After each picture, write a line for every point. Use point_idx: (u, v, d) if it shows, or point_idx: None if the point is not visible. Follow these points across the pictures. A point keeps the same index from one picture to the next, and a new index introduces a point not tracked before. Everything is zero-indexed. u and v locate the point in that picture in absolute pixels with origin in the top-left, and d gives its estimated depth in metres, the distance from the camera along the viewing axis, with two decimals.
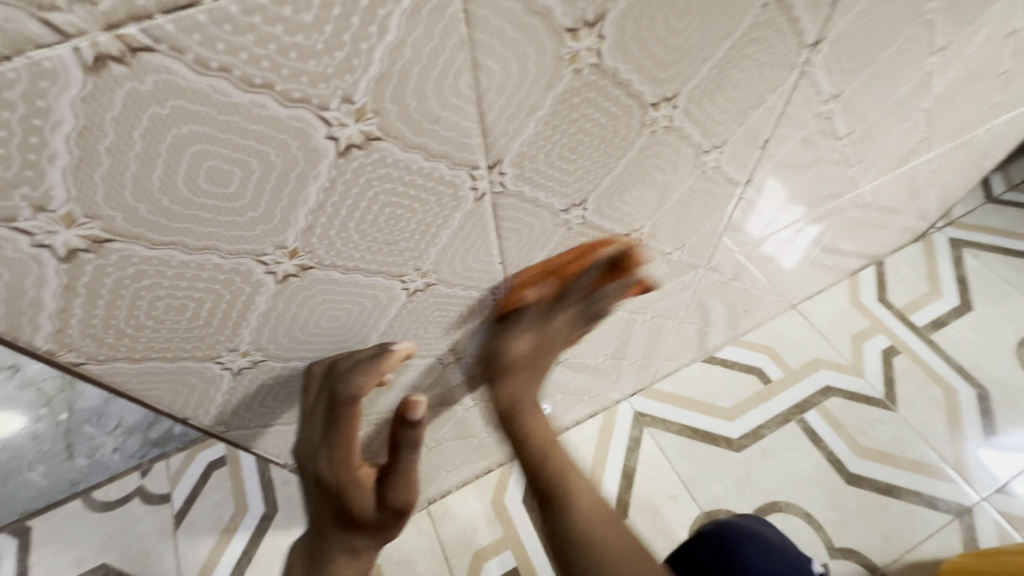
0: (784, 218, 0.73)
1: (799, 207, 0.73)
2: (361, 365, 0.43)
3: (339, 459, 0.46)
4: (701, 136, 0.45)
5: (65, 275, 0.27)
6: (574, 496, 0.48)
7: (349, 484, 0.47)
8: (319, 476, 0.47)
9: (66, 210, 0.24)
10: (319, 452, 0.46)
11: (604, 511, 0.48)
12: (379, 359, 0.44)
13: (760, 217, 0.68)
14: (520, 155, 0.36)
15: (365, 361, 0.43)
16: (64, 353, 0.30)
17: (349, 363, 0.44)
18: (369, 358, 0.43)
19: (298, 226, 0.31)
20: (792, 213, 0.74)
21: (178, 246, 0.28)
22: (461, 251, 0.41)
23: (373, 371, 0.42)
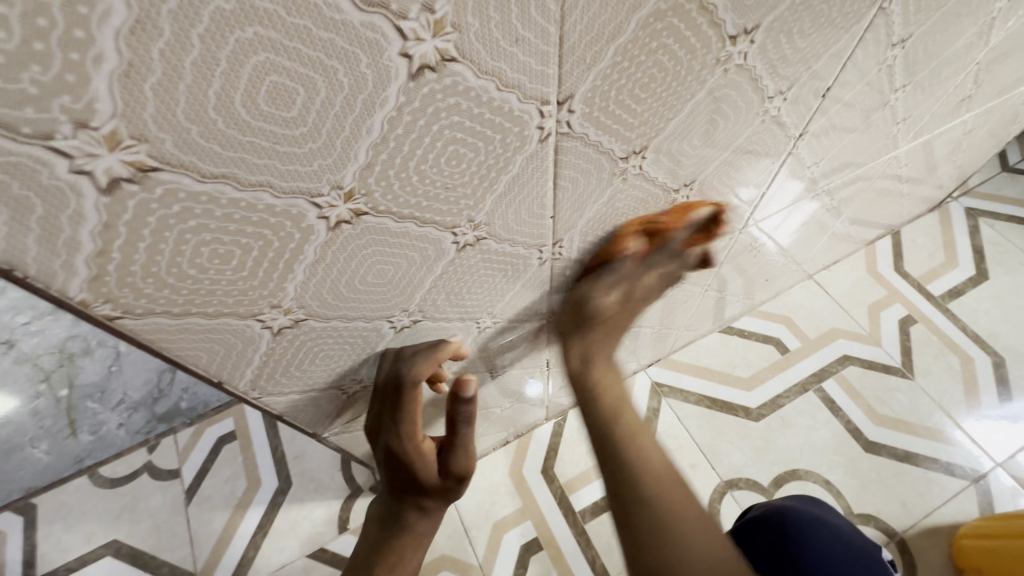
0: (782, 199, 0.70)
1: (800, 185, 0.70)
2: (421, 354, 0.49)
3: (407, 434, 0.57)
4: (769, 78, 0.42)
5: (105, 212, 0.23)
6: (640, 456, 0.49)
7: (413, 457, 0.59)
8: (393, 448, 0.58)
9: (111, 129, 0.20)
10: (390, 432, 0.57)
11: (671, 475, 0.49)
12: (436, 348, 0.50)
13: (762, 199, 0.65)
14: (592, 90, 0.33)
15: (423, 351, 0.49)
16: (100, 305, 0.27)
17: (411, 353, 0.49)
18: (428, 347, 0.49)
19: (357, 162, 0.28)
20: (789, 194, 0.71)
21: (230, 180, 0.25)
22: (515, 201, 0.38)
23: (429, 360, 0.48)
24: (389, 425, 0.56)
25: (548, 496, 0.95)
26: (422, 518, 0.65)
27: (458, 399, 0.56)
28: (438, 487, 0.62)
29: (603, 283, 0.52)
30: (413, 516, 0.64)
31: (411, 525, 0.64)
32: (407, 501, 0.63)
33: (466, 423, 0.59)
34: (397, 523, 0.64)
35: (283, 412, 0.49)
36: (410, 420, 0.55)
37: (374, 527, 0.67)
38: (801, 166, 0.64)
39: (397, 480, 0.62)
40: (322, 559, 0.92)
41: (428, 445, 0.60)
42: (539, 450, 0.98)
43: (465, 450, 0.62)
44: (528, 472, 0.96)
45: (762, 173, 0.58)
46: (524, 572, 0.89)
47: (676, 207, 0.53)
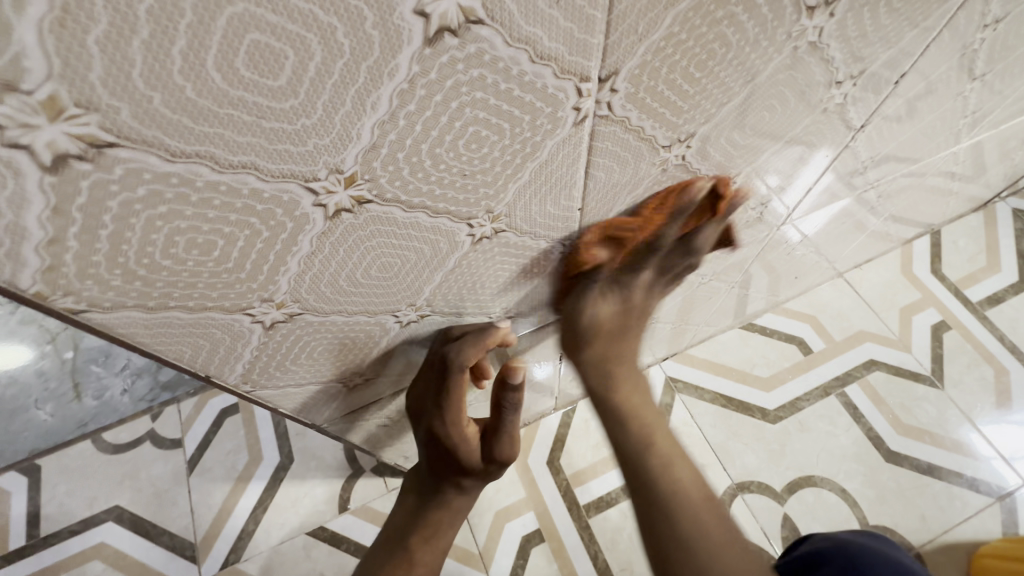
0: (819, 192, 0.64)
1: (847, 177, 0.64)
2: (469, 340, 0.47)
3: (451, 420, 0.54)
4: (841, 59, 0.37)
5: (53, 194, 0.19)
6: (669, 472, 0.46)
7: (457, 444, 0.56)
8: (434, 432, 0.55)
9: (48, 94, 0.16)
10: (433, 417, 0.55)
11: (690, 485, 0.46)
12: (485, 333, 0.48)
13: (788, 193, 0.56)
14: (639, 67, 0.28)
15: (471, 335, 0.48)
16: (59, 299, 0.23)
17: (459, 333, 0.48)
18: (477, 332, 0.48)
19: (360, 143, 0.24)
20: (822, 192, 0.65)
21: (206, 160, 0.21)
22: (541, 191, 0.34)
23: (477, 346, 0.47)
24: (433, 408, 0.54)
25: (552, 489, 0.92)
26: (459, 499, 0.62)
27: (506, 386, 0.54)
28: (478, 472, 0.60)
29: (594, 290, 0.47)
30: (450, 497, 0.62)
31: (448, 505, 0.62)
32: (445, 483, 0.61)
33: (512, 411, 0.57)
34: (433, 502, 0.62)
35: (281, 404, 0.46)
36: (454, 406, 0.53)
37: (407, 504, 0.64)
38: (849, 158, 0.58)
39: (435, 464, 0.59)
40: (322, 537, 0.91)
41: (472, 432, 0.58)
42: (546, 440, 0.96)
43: (510, 440, 0.59)
44: (533, 463, 0.94)
45: (811, 165, 0.52)
46: (524, 563, 0.87)
47: (652, 202, 0.41)
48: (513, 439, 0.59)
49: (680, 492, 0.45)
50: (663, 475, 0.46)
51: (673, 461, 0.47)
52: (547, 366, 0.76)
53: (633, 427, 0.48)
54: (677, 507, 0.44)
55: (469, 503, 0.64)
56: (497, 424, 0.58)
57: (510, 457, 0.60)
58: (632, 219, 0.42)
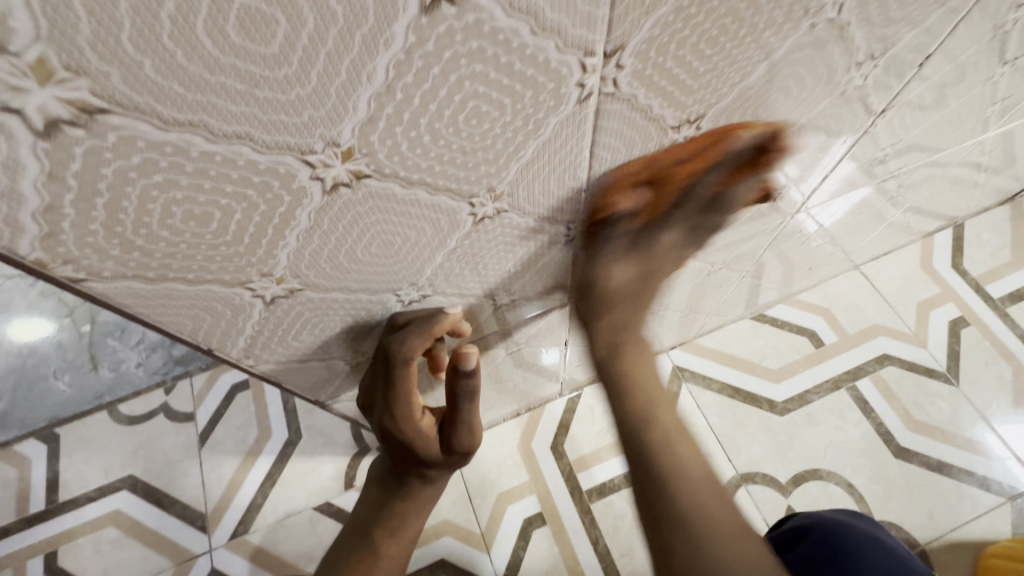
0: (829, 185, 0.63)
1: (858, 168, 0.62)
2: (413, 328, 0.42)
3: (401, 415, 0.53)
4: (863, 38, 0.35)
5: (47, 161, 0.19)
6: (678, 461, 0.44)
7: (411, 436, 0.55)
8: (385, 427, 0.55)
9: (37, 56, 0.16)
10: (383, 412, 0.54)
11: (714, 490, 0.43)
12: (431, 322, 0.43)
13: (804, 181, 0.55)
14: (647, 42, 0.27)
15: (414, 324, 0.43)
16: (59, 267, 0.24)
17: (405, 320, 0.44)
18: (422, 319, 0.43)
19: (357, 116, 0.23)
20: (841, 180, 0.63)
21: (200, 130, 0.21)
22: (545, 171, 0.33)
23: (422, 336, 0.42)
24: (382, 404, 0.53)
25: (555, 473, 0.93)
26: (427, 487, 0.62)
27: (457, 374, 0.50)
28: (440, 461, 0.59)
29: (607, 256, 0.44)
30: (415, 484, 0.61)
31: (414, 492, 0.62)
32: (410, 472, 0.61)
33: (468, 400, 0.54)
34: (400, 491, 0.62)
35: (280, 378, 0.46)
36: (403, 399, 0.51)
37: (374, 491, 0.64)
38: (870, 145, 0.56)
39: (396, 452, 0.59)
40: (327, 512, 0.93)
41: (428, 424, 0.56)
42: (550, 425, 0.96)
43: (468, 430, 0.57)
44: (536, 447, 0.94)
45: (830, 152, 0.51)
46: (525, 545, 0.88)
47: (695, 139, 0.37)
48: (472, 428, 0.57)
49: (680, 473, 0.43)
50: (677, 474, 0.43)
51: (684, 452, 0.44)
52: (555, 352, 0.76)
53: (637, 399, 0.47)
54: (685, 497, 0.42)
55: (436, 492, 0.64)
56: (453, 415, 0.55)
57: (471, 446, 0.59)
58: (668, 159, 0.38)
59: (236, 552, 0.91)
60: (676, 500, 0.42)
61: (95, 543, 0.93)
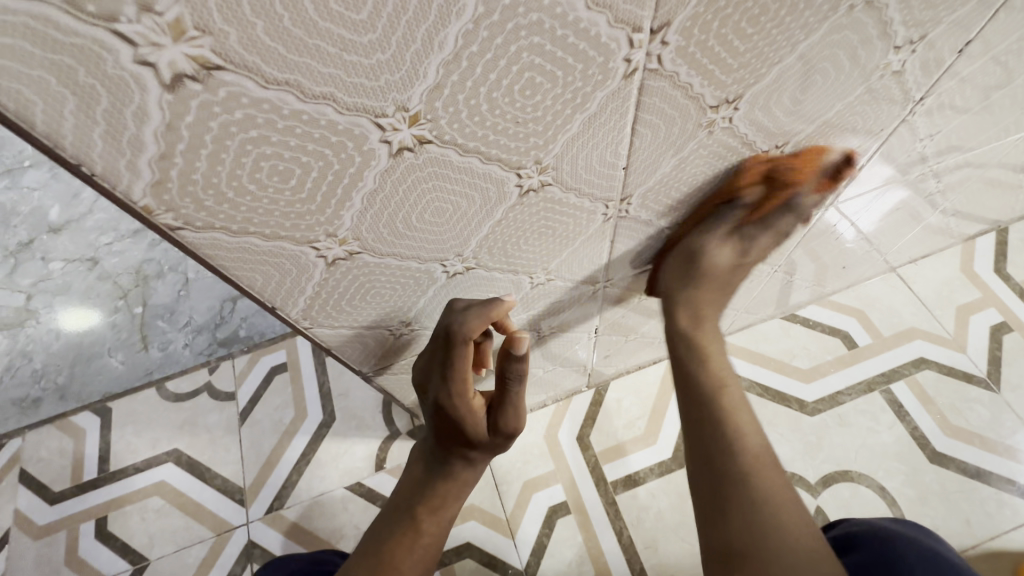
0: (867, 182, 0.63)
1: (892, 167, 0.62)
2: (474, 311, 0.47)
3: (456, 393, 0.56)
4: (901, 23, 0.36)
5: (168, 111, 0.22)
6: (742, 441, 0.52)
7: (463, 414, 0.58)
8: (439, 403, 0.57)
9: (175, 16, 0.19)
10: (439, 388, 0.56)
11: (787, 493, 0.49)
12: (491, 306, 0.47)
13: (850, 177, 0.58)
14: (691, 19, 0.29)
15: (476, 307, 0.48)
16: (162, 213, 0.27)
17: (464, 306, 0.48)
18: (483, 304, 0.47)
19: (426, 83, 0.26)
20: (878, 177, 0.63)
21: (293, 89, 0.23)
22: (589, 145, 0.35)
23: (482, 318, 0.47)
24: (438, 379, 0.56)
25: (581, 463, 0.94)
26: (468, 470, 0.64)
27: (511, 357, 0.54)
28: (484, 442, 0.62)
29: (715, 234, 0.53)
30: (458, 466, 0.63)
31: (456, 474, 0.63)
32: (454, 452, 0.62)
33: (517, 382, 0.58)
34: (442, 473, 0.62)
35: (332, 345, 0.49)
36: (460, 377, 0.54)
37: (415, 472, 0.64)
38: (908, 139, 0.57)
39: (442, 432, 0.61)
40: (358, 492, 0.97)
41: (478, 404, 0.59)
42: (576, 417, 0.97)
43: (513, 411, 0.60)
44: (562, 437, 0.96)
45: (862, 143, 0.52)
46: (550, 533, 0.89)
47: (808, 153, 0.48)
48: (518, 411, 0.61)
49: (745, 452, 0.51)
50: (742, 447, 0.52)
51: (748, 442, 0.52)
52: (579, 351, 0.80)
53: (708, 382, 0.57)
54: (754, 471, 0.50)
55: (477, 476, 0.65)
56: (502, 395, 0.60)
57: (516, 428, 0.62)
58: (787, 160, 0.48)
59: (271, 525, 0.95)
60: (738, 459, 0.51)
61: (141, 511, 0.98)
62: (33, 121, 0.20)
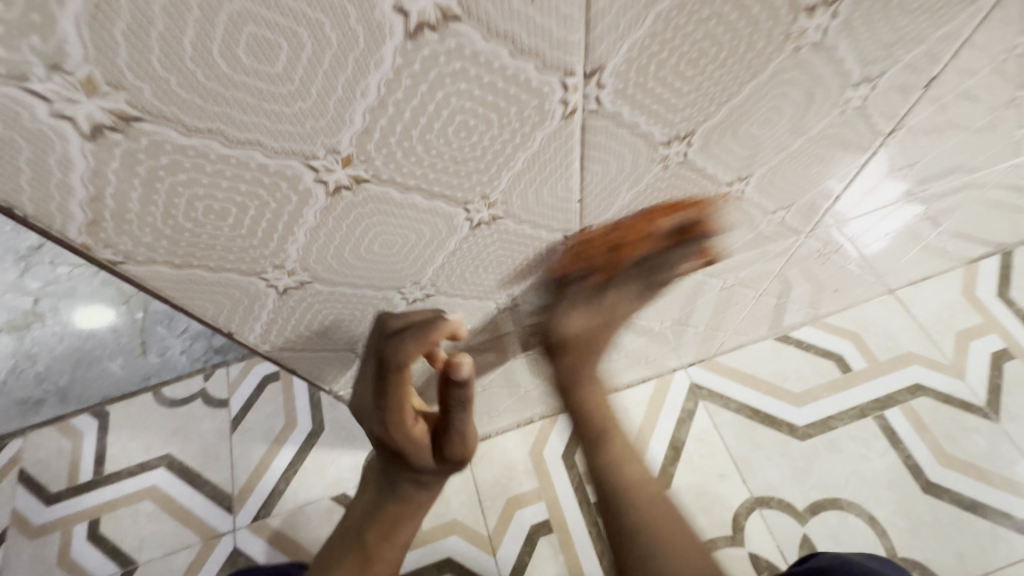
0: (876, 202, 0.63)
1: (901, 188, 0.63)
2: (409, 336, 0.42)
3: (393, 421, 0.54)
4: (857, 62, 0.36)
5: (93, 159, 0.23)
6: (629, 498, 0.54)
7: (404, 441, 0.57)
8: (376, 428, 0.56)
9: (85, 74, 0.20)
10: (376, 415, 0.55)
11: (667, 510, 0.53)
12: (427, 330, 0.42)
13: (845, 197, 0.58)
14: (626, 64, 0.29)
15: (412, 330, 0.42)
16: (100, 249, 0.28)
17: (398, 327, 0.43)
18: (419, 327, 0.42)
19: (354, 128, 0.26)
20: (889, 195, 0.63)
21: (217, 136, 0.24)
22: (538, 181, 0.35)
23: (416, 345, 0.41)
24: (375, 407, 0.54)
25: (565, 482, 0.93)
26: (420, 494, 0.64)
27: (453, 381, 0.52)
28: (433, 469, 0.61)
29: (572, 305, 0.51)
30: (409, 490, 0.63)
31: (408, 497, 0.63)
32: (403, 476, 0.62)
33: (461, 409, 0.56)
34: (392, 496, 0.63)
35: (297, 364, 0.50)
36: (395, 405, 0.52)
37: (368, 493, 0.65)
38: (886, 168, 0.56)
39: (387, 455, 0.60)
40: (343, 503, 0.97)
41: (419, 430, 0.57)
42: (563, 434, 0.97)
43: (460, 439, 0.59)
44: (548, 454, 0.96)
45: (833, 174, 0.51)
46: (531, 551, 0.89)
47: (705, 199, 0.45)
48: (464, 436, 0.59)
49: (626, 495, 0.54)
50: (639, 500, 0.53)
51: (634, 482, 0.55)
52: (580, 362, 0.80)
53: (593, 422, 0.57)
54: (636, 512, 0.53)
55: (431, 500, 0.65)
56: (448, 422, 0.58)
57: (463, 455, 0.61)
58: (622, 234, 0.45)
59: (257, 533, 0.96)
60: (627, 517, 0.53)
61: (133, 515, 1.00)
62: None
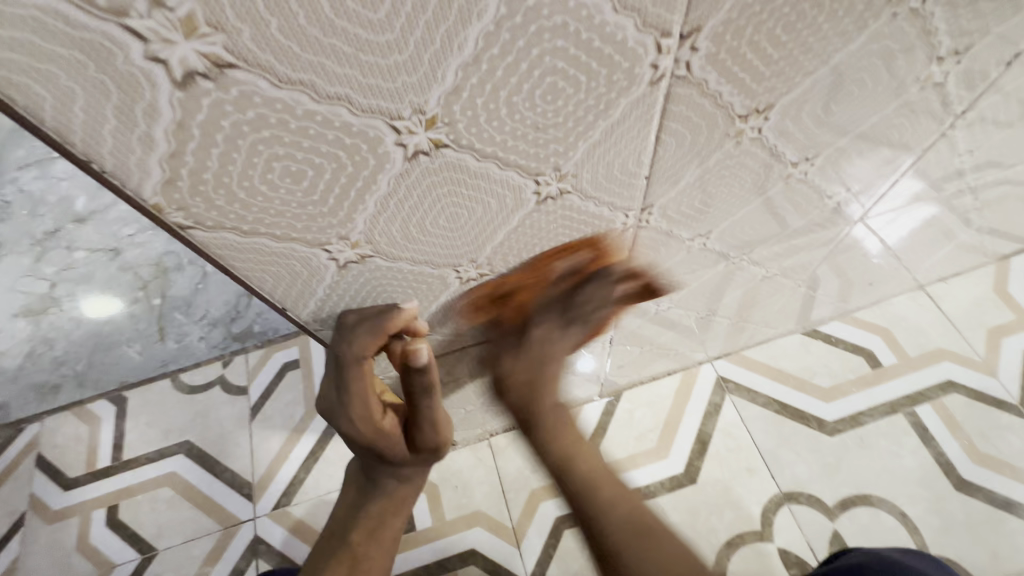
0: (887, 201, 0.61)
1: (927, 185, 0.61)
2: (365, 326, 0.42)
3: (360, 417, 0.54)
4: (947, 32, 0.34)
5: (180, 109, 0.22)
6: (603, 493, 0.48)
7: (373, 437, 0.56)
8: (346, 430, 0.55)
9: (187, 12, 0.19)
10: (341, 413, 0.54)
11: (633, 513, 0.48)
12: (383, 316, 0.42)
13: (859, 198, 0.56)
14: (724, 25, 0.27)
15: (369, 318, 0.42)
16: (171, 211, 0.26)
17: (354, 318, 0.42)
18: (375, 314, 0.42)
19: (444, 85, 0.25)
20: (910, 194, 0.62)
21: (307, 89, 0.23)
22: (611, 154, 0.34)
23: (373, 332, 0.42)
24: (340, 405, 0.53)
25: None
26: (402, 485, 0.63)
27: (411, 368, 0.49)
28: (410, 457, 0.61)
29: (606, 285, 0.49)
30: (390, 483, 0.63)
31: (390, 490, 0.63)
32: (382, 469, 0.62)
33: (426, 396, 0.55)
34: (374, 492, 0.63)
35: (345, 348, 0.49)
36: (359, 400, 0.52)
37: (349, 493, 0.65)
38: (943, 154, 0.55)
39: (363, 453, 0.60)
40: None
41: (389, 424, 0.57)
42: (587, 426, 0.96)
43: (431, 423, 0.58)
44: None
45: (892, 156, 0.50)
46: (556, 543, 0.88)
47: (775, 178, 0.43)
48: (433, 422, 0.58)
49: (610, 515, 0.47)
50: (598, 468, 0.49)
51: (607, 494, 0.48)
52: (589, 358, 0.76)
53: (567, 423, 0.52)
54: (611, 530, 0.47)
55: (414, 490, 0.65)
56: (416, 411, 0.57)
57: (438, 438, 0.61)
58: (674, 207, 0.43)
59: (278, 521, 0.96)
60: (610, 532, 0.47)
61: (151, 502, 0.99)
62: (44, 117, 0.20)
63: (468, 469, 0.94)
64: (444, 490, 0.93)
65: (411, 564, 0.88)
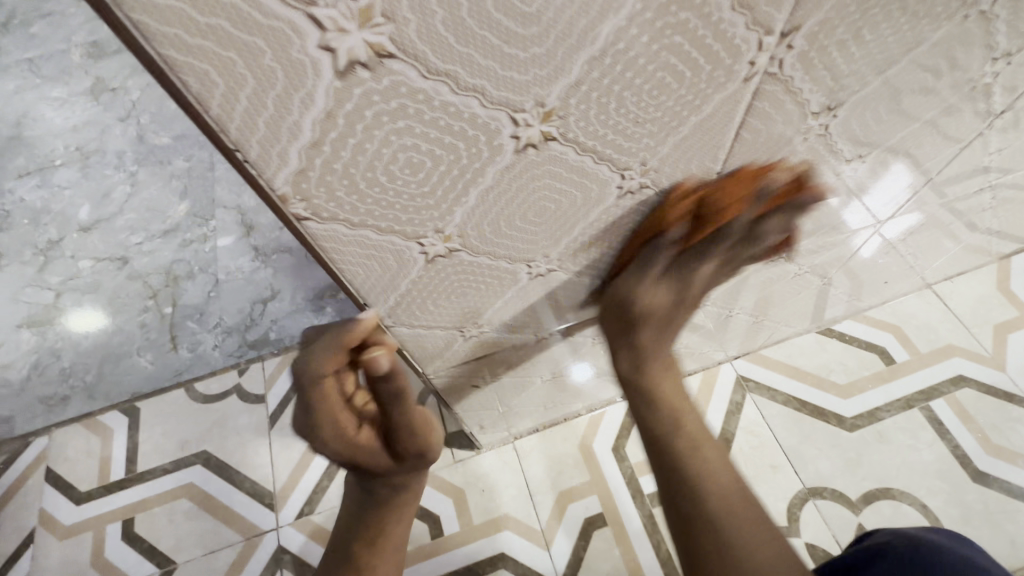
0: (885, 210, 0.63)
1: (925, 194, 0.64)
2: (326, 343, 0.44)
3: (337, 437, 0.53)
4: (1004, 33, 0.37)
5: (333, 98, 0.22)
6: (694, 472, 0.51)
7: (356, 453, 0.55)
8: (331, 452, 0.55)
9: (367, 2, 0.19)
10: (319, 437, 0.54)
11: (742, 500, 0.50)
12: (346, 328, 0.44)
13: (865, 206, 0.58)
14: (821, 23, 0.29)
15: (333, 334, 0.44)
16: (294, 202, 0.27)
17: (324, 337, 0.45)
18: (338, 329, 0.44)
19: (568, 79, 0.26)
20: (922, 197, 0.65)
21: (449, 80, 0.24)
22: (694, 149, 0.35)
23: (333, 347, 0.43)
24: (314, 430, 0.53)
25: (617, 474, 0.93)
26: (401, 496, 0.61)
27: (376, 377, 0.49)
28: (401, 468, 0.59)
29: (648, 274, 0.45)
30: (385, 493, 0.60)
31: (388, 503, 0.61)
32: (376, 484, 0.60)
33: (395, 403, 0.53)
34: (372, 509, 0.61)
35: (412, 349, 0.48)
36: (329, 419, 0.52)
37: (348, 510, 0.63)
38: (970, 153, 0.57)
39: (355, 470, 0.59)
40: None
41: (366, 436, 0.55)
42: (611, 427, 0.96)
43: (410, 432, 0.56)
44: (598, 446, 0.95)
45: (929, 154, 0.52)
46: (586, 545, 0.88)
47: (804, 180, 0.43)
48: (413, 431, 0.56)
49: (707, 484, 0.50)
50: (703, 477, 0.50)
51: (711, 467, 0.51)
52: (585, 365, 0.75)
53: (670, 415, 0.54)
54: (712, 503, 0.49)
55: (413, 497, 0.62)
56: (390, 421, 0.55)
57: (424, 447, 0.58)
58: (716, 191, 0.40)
59: (301, 530, 0.94)
60: (700, 508, 0.49)
61: (169, 514, 0.97)
62: (211, 105, 0.21)
63: (494, 472, 0.94)
64: (471, 494, 0.92)
65: (441, 570, 0.88)
